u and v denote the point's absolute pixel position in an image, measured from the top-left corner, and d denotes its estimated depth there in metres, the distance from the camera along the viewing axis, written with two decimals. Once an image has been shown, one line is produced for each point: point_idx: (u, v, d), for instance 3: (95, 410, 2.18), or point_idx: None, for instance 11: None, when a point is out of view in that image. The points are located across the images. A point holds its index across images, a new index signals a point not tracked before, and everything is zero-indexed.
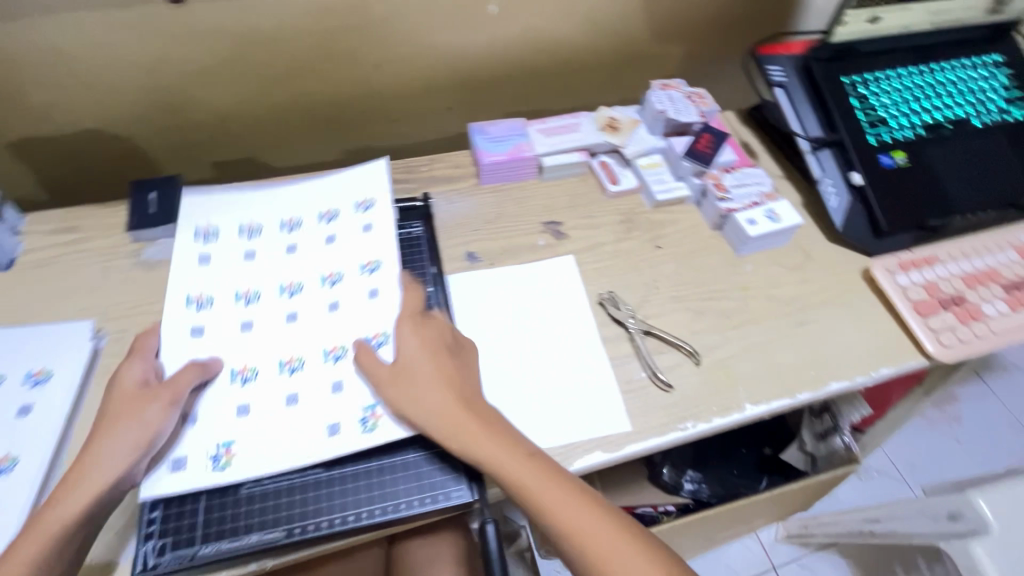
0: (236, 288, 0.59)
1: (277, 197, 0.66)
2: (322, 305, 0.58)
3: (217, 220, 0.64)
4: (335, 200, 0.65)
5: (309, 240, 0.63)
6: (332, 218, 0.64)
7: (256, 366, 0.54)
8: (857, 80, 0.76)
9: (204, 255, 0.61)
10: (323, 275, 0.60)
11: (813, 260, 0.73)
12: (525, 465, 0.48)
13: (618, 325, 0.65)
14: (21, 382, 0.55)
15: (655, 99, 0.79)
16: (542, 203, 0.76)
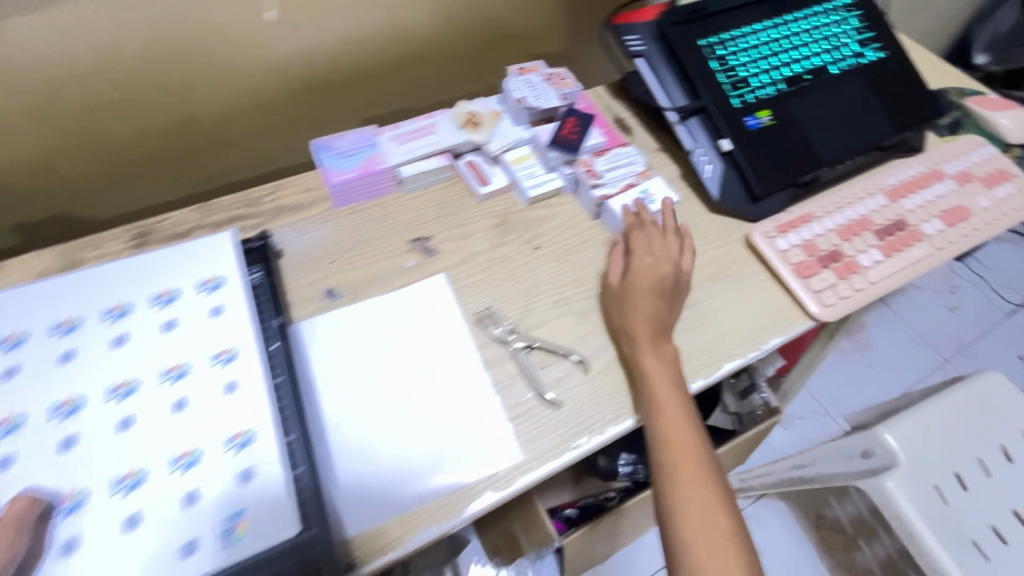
0: (51, 399, 0.48)
1: (102, 279, 0.55)
2: (163, 408, 0.48)
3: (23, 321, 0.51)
4: (176, 276, 0.55)
5: (144, 327, 0.52)
6: (169, 301, 0.54)
7: (86, 486, 0.44)
8: (714, 40, 0.74)
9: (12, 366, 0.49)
10: (163, 369, 0.50)
11: (695, 235, 0.70)
12: (670, 385, 0.55)
13: (500, 344, 0.60)
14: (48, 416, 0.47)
15: (513, 86, 0.73)
16: (407, 218, 0.69)
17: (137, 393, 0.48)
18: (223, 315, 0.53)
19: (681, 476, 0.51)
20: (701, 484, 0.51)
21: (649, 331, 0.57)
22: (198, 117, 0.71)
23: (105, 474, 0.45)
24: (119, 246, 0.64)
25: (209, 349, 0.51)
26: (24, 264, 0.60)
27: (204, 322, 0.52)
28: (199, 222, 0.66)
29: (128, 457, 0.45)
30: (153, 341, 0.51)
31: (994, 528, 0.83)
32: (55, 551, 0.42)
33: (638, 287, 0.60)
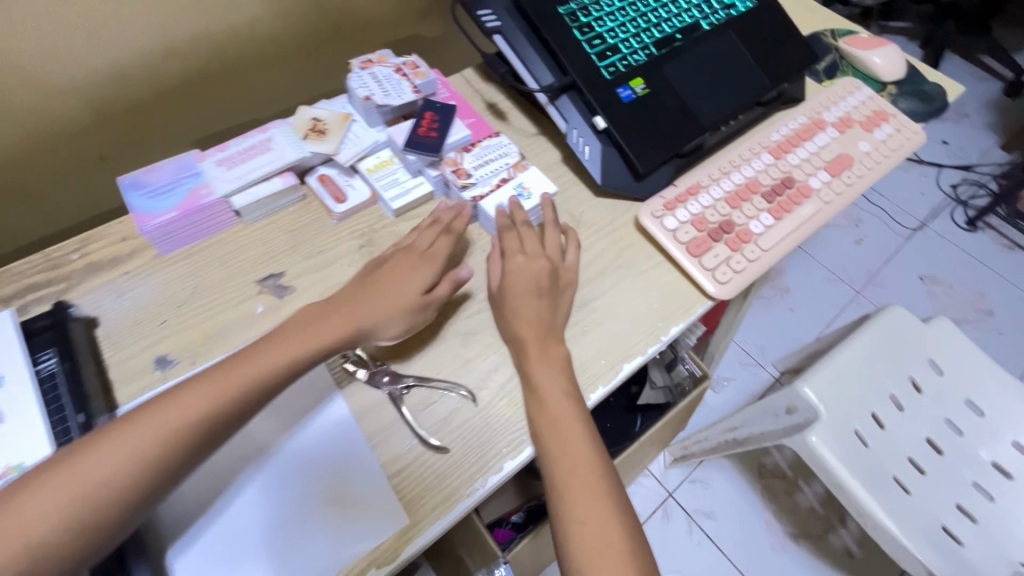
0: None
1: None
2: None
3: None
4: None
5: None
6: None
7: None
8: (574, 7, 0.67)
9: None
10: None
11: (583, 225, 0.65)
12: (561, 395, 0.50)
13: (374, 388, 0.52)
14: None
15: (358, 84, 0.64)
16: (254, 253, 0.59)
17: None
18: (1, 425, 0.42)
19: (574, 497, 0.47)
20: (597, 501, 0.47)
21: (536, 336, 0.53)
22: None
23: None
24: None
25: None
26: None
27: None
28: None
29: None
30: None
31: (911, 460, 0.86)
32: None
33: (517, 291, 0.55)
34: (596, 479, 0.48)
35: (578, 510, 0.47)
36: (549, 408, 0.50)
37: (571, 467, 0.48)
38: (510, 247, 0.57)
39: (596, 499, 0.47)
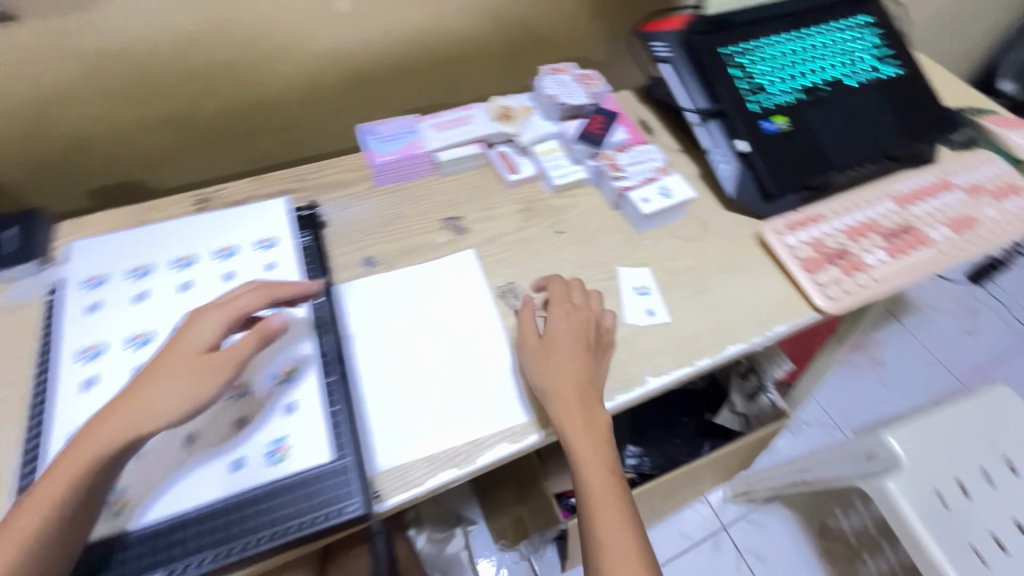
0: (126, 332, 0.54)
1: (164, 237, 0.60)
2: None
3: (108, 266, 0.58)
4: (238, 236, 0.61)
5: (207, 278, 0.58)
6: (187, 265, 0.58)
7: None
8: (736, 49, 0.79)
9: (96, 302, 0.55)
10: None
11: (709, 228, 0.75)
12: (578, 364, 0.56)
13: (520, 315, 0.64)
14: None
15: (546, 84, 0.79)
16: (442, 198, 0.75)
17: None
18: (275, 270, 0.59)
19: (605, 520, 0.53)
20: (622, 531, 0.52)
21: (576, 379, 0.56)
22: (254, 102, 0.77)
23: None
24: (181, 210, 0.70)
25: (263, 298, 0.57)
26: (94, 221, 0.66)
27: (258, 274, 0.58)
28: (253, 193, 0.72)
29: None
30: (174, 298, 0.56)
31: (994, 537, 0.84)
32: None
33: (558, 343, 0.57)
34: (619, 507, 0.53)
35: (603, 535, 0.52)
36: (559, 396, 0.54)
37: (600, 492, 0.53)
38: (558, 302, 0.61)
39: (625, 538, 0.52)
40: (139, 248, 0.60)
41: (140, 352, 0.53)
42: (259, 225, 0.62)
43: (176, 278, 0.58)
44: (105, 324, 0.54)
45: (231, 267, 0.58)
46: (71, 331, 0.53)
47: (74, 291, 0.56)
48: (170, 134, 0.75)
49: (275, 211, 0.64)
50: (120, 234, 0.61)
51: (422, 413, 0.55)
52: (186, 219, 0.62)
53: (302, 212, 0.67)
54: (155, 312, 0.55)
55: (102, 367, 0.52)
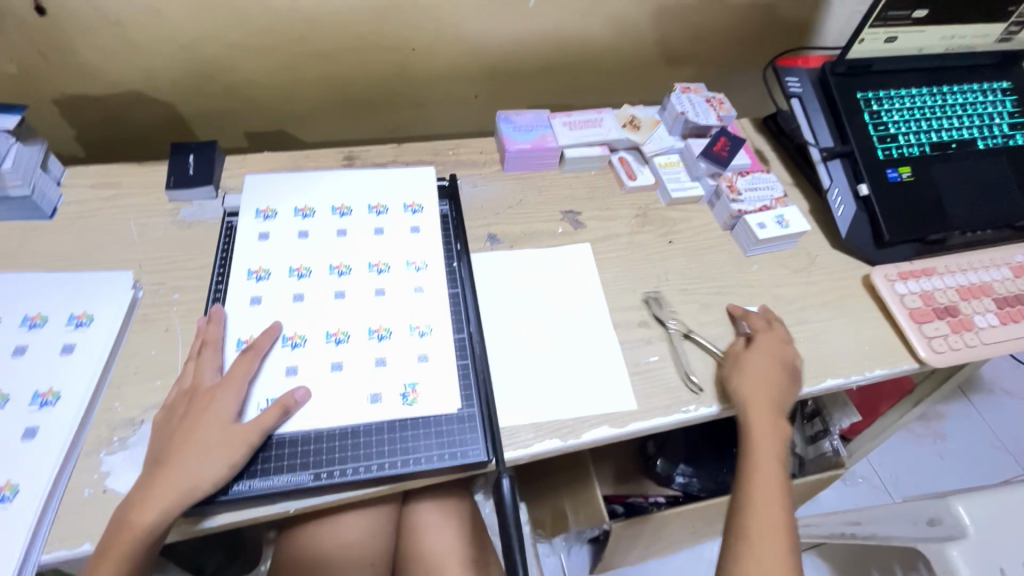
0: (288, 264, 0.59)
1: (323, 185, 0.66)
2: (341, 293, 0.58)
3: (275, 202, 0.64)
4: (387, 195, 0.67)
5: (359, 229, 0.63)
6: (344, 213, 0.64)
7: (306, 333, 0.55)
8: (871, 96, 0.80)
9: (265, 232, 0.61)
10: (371, 263, 0.61)
11: (816, 264, 0.76)
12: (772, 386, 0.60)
13: (628, 312, 0.67)
14: (365, 270, 0.60)
15: (677, 101, 0.82)
16: (562, 192, 0.79)
17: (350, 274, 0.59)
18: (419, 232, 0.64)
19: (757, 538, 0.53)
20: (776, 555, 0.52)
21: (763, 401, 0.59)
22: (405, 78, 0.83)
23: (321, 329, 0.56)
24: (330, 163, 0.76)
25: (406, 256, 0.62)
26: (257, 160, 0.74)
27: (405, 234, 0.64)
28: (394, 159, 0.78)
29: (336, 320, 0.56)
30: (330, 241, 0.62)
31: None
32: (281, 371, 0.53)
33: (753, 361, 0.61)
34: (781, 533, 0.54)
35: (747, 551, 0.53)
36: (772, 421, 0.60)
37: (761, 510, 0.55)
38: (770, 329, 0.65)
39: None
40: (303, 191, 0.65)
41: (301, 284, 0.58)
42: (408, 190, 0.68)
43: (333, 224, 0.63)
44: (272, 253, 0.60)
45: (381, 223, 0.64)
46: (242, 253, 0.59)
47: (247, 217, 0.62)
48: (330, 95, 0.82)
49: (422, 179, 0.69)
50: (287, 175, 0.67)
51: (533, 383, 0.59)
52: (344, 173, 0.68)
53: (442, 181, 0.73)
54: (314, 250, 0.61)
55: (267, 290, 0.57)
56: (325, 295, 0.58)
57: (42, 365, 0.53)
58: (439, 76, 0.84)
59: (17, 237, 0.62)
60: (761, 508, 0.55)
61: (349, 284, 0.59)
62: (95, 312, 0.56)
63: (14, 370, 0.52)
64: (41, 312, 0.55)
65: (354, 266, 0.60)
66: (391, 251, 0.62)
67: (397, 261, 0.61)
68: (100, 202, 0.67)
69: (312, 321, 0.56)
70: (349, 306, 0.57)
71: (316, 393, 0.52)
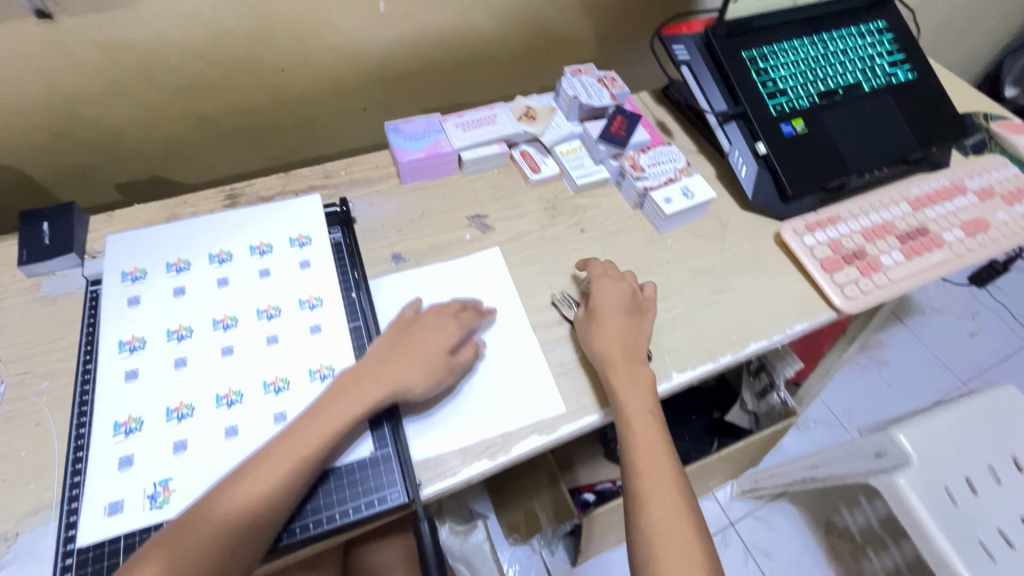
0: (165, 327, 0.54)
1: (197, 232, 0.61)
2: (227, 349, 0.53)
3: (144, 260, 0.58)
4: (272, 232, 0.62)
5: (243, 274, 0.58)
6: (224, 260, 0.59)
7: (193, 400, 0.50)
8: (755, 54, 0.80)
9: (135, 296, 0.55)
10: (260, 309, 0.56)
11: (728, 229, 0.76)
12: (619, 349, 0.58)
13: (548, 312, 0.65)
14: (254, 318, 0.55)
15: (569, 85, 0.80)
16: (466, 197, 0.76)
17: (237, 326, 0.55)
18: (309, 267, 0.60)
19: (656, 505, 0.53)
20: (674, 511, 0.53)
21: (622, 357, 0.58)
22: (282, 100, 0.78)
23: (210, 391, 0.51)
24: (211, 205, 0.70)
25: (298, 294, 0.57)
26: (126, 216, 0.67)
27: (294, 272, 0.59)
28: (282, 189, 0.73)
29: (226, 378, 0.52)
30: (212, 293, 0.57)
31: (1000, 530, 0.85)
32: (169, 449, 0.48)
33: (605, 319, 0.60)
34: (671, 483, 0.54)
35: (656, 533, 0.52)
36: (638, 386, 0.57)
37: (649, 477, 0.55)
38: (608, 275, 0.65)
39: (686, 542, 0.51)
40: (174, 243, 0.60)
41: (183, 346, 0.53)
42: (294, 223, 0.63)
43: (214, 274, 0.58)
44: (146, 318, 0.54)
45: (267, 263, 0.59)
46: (112, 323, 0.54)
47: (113, 283, 0.56)
48: (202, 130, 0.76)
49: (308, 208, 0.65)
50: (154, 228, 0.61)
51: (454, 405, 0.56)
52: (220, 216, 0.63)
53: (332, 210, 0.67)
54: (194, 307, 0.55)
55: (144, 359, 0.52)
56: (211, 355, 0.53)
57: None
58: (318, 92, 0.79)
59: None
60: (648, 472, 0.55)
61: (237, 337, 0.54)
62: None
63: None
64: None
65: (241, 316, 0.55)
66: (280, 292, 0.57)
67: (289, 302, 0.57)
68: None
69: (198, 386, 0.51)
70: (239, 362, 0.53)
71: (212, 464, 0.47)
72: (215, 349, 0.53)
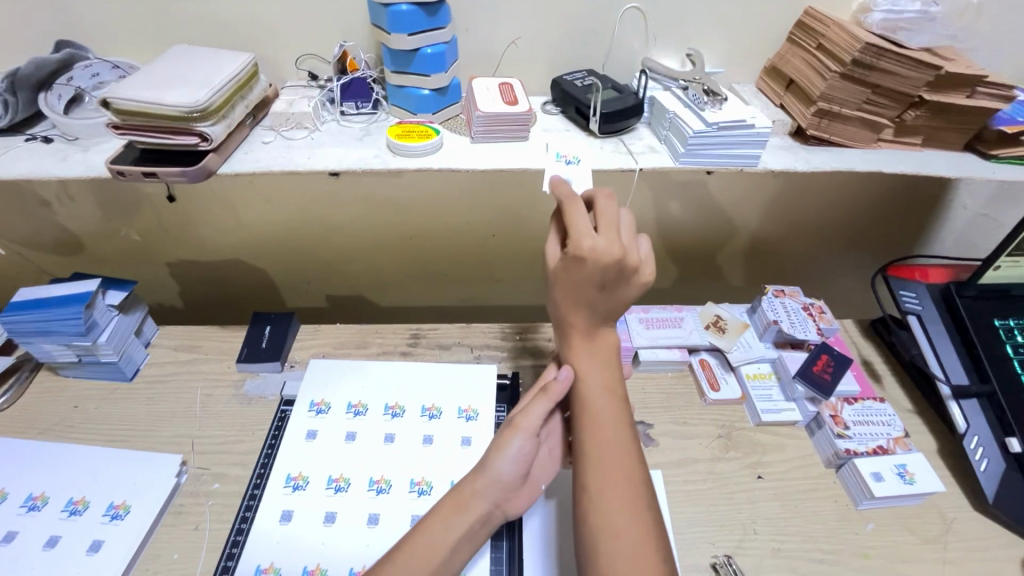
0: (328, 473, 0.56)
1: (381, 378, 0.65)
2: (371, 516, 0.53)
3: (332, 394, 0.63)
4: (443, 395, 0.63)
5: (408, 435, 0.59)
6: (397, 414, 0.61)
7: (329, 569, 0.49)
8: (1013, 324, 0.68)
9: (313, 431, 0.59)
10: (413, 480, 0.56)
11: (954, 533, 0.60)
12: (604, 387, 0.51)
13: (713, 574, 0.56)
14: (406, 490, 0.55)
15: (769, 307, 0.75)
16: (633, 396, 0.71)
17: (389, 493, 0.55)
18: (469, 445, 0.59)
19: (605, 556, 0.42)
20: (631, 512, 0.44)
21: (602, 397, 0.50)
22: (482, 256, 0.84)
23: (347, 563, 0.50)
24: (396, 341, 0.75)
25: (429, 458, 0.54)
26: (326, 334, 0.74)
27: (455, 445, 0.59)
28: (460, 340, 0.76)
29: (365, 552, 0.50)
30: (376, 448, 0.58)
31: None
32: None
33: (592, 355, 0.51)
34: (633, 488, 0.45)
35: (601, 536, 0.43)
36: (603, 409, 0.49)
37: (592, 400, 0.50)
38: (575, 224, 0.45)
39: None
40: (361, 383, 0.64)
41: (339, 499, 0.54)
42: (468, 390, 0.64)
43: (383, 426, 0.60)
44: (315, 457, 0.57)
45: (432, 429, 0.60)
46: (287, 452, 0.57)
47: (299, 411, 0.61)
48: (408, 266, 0.84)
49: (485, 375, 0.66)
50: (347, 363, 0.67)
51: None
52: (405, 365, 0.67)
53: (503, 380, 0.68)
54: (357, 458, 0.57)
55: (301, 503, 0.53)
56: (359, 519, 0.53)
57: (68, 565, 0.50)
58: (515, 255, 0.84)
59: (95, 398, 0.65)
60: (608, 505, 0.44)
61: (386, 506, 0.54)
62: (133, 502, 0.55)
63: (41, 565, 0.50)
64: (86, 496, 0.55)
65: (395, 483, 0.55)
66: (438, 466, 0.57)
67: (442, 480, 0.56)
68: (178, 366, 0.70)
69: (338, 553, 0.50)
70: (379, 538, 0.51)
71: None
72: (364, 513, 0.53)
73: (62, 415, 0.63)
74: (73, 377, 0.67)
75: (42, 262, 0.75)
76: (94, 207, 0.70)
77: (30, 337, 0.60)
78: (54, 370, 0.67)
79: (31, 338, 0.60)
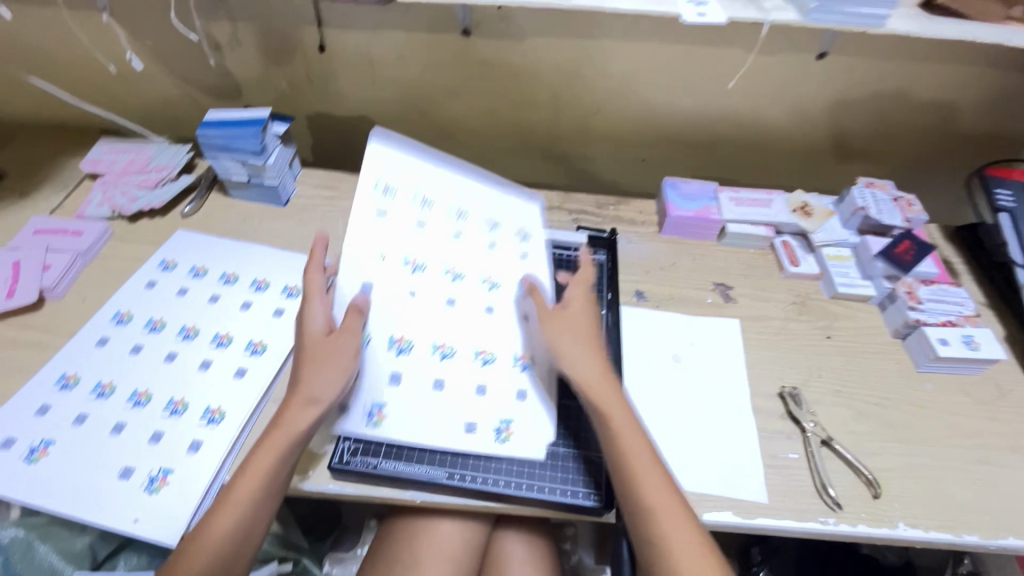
0: (403, 254, 0.62)
1: (447, 180, 0.68)
2: (442, 299, 0.61)
3: (397, 179, 0.64)
4: (501, 212, 0.69)
5: (472, 236, 0.66)
6: (460, 216, 0.66)
7: (414, 340, 0.58)
8: None
9: (384, 209, 0.62)
10: (483, 278, 0.63)
11: (1008, 400, 0.66)
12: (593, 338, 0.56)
13: (778, 401, 0.64)
14: (479, 284, 0.63)
15: (859, 195, 0.78)
16: (717, 264, 0.78)
17: (462, 281, 0.62)
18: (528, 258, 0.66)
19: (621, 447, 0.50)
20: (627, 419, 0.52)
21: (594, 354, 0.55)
22: (581, 136, 0.90)
23: (428, 341, 0.58)
24: None
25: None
26: None
27: (516, 257, 0.65)
28: (559, 205, 0.84)
29: (443, 332, 0.59)
30: (445, 242, 0.64)
31: None
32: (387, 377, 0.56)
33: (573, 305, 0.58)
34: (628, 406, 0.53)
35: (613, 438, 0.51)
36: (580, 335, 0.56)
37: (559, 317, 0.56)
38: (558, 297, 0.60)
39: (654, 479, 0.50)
40: (430, 176, 0.67)
41: (416, 278, 0.61)
42: (525, 211, 0.70)
43: (449, 225, 0.65)
44: (389, 237, 0.62)
45: (493, 237, 0.66)
46: (362, 221, 0.61)
47: (368, 193, 0.62)
48: (511, 140, 0.92)
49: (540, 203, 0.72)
50: (409, 158, 0.66)
51: (663, 389, 0.64)
52: (471, 174, 0.70)
53: (602, 232, 0.78)
54: (427, 247, 0.63)
55: (380, 274, 0.60)
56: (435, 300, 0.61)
57: (260, 322, 0.64)
58: (613, 136, 0.90)
59: (258, 215, 0.77)
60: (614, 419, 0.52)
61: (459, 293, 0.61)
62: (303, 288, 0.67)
63: (241, 320, 0.64)
64: (266, 278, 0.68)
65: (466, 278, 0.63)
66: (500, 271, 0.64)
67: (506, 282, 0.63)
68: (321, 200, 0.81)
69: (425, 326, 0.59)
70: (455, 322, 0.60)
71: (423, 409, 0.55)
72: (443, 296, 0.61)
73: (234, 224, 0.76)
74: (239, 199, 0.79)
75: (204, 102, 0.87)
76: (256, 54, 0.80)
77: (215, 152, 0.72)
78: (224, 191, 0.80)
79: (216, 153, 0.73)
